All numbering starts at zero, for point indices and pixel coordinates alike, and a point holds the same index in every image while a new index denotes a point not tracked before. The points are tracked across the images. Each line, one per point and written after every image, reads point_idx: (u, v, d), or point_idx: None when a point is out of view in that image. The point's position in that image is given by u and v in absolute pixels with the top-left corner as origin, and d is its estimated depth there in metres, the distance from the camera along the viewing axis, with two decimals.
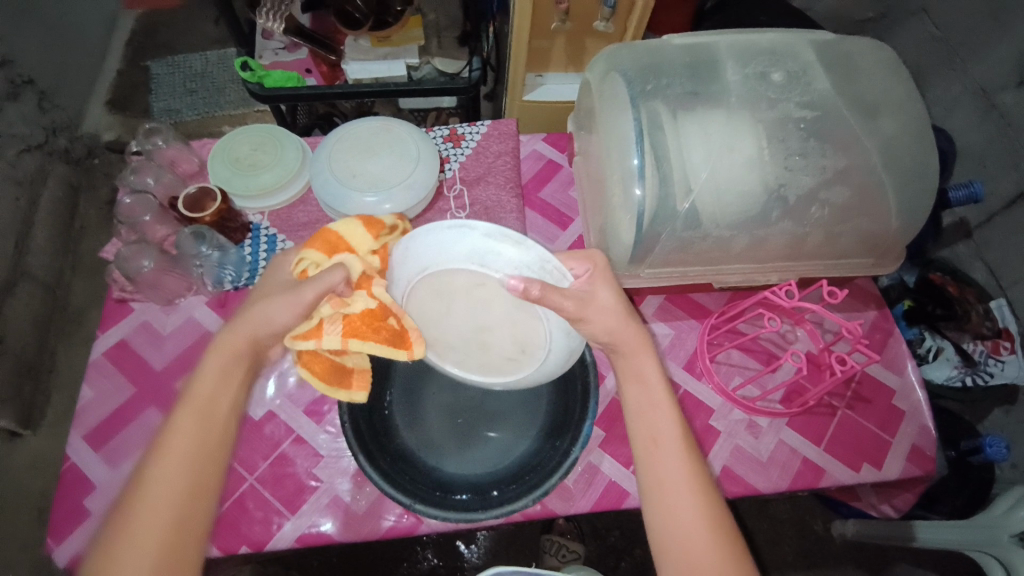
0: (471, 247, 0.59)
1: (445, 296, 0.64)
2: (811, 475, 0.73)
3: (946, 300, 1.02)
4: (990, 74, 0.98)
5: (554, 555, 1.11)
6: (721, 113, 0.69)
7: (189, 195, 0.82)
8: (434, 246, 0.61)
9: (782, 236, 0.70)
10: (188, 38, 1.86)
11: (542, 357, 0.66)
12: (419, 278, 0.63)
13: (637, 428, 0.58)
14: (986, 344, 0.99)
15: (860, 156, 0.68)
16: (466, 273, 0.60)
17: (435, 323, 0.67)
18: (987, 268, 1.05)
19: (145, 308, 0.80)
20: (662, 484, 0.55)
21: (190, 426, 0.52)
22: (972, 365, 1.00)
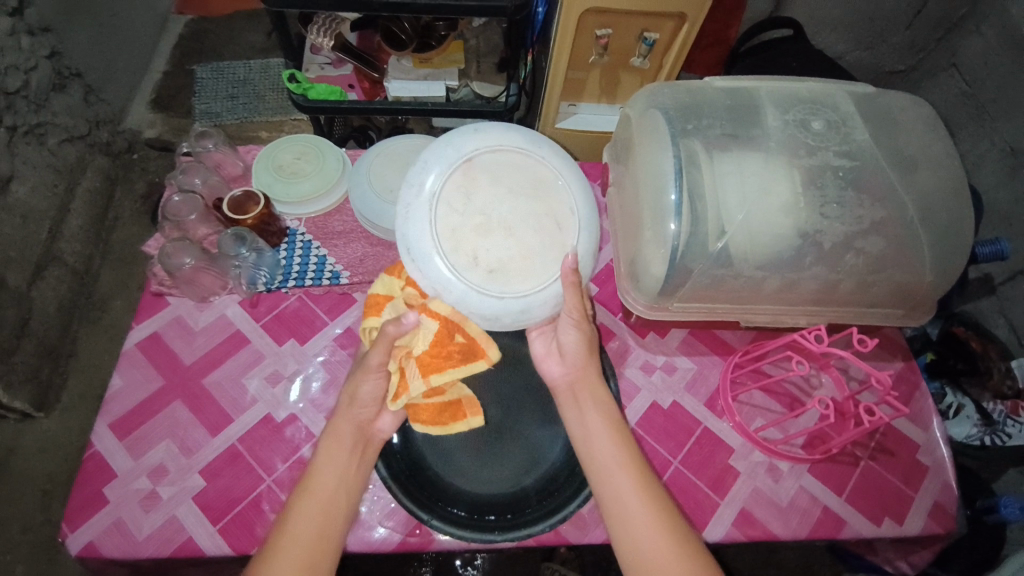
0: (587, 208, 0.66)
1: (534, 188, 0.64)
2: (830, 524, 0.72)
3: (969, 355, 1.01)
4: (1019, 134, 0.99)
5: None
6: (759, 156, 0.70)
7: (234, 198, 0.85)
8: (574, 173, 0.66)
9: (815, 281, 0.70)
10: (234, 46, 1.94)
11: (490, 293, 0.61)
12: (544, 164, 0.65)
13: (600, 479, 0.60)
14: (1006, 404, 0.97)
15: (895, 208, 0.68)
16: (558, 203, 0.64)
17: (495, 177, 0.63)
18: (1010, 326, 1.04)
19: (180, 303, 0.82)
20: (633, 537, 0.56)
21: (310, 506, 0.58)
22: (991, 425, 0.98)
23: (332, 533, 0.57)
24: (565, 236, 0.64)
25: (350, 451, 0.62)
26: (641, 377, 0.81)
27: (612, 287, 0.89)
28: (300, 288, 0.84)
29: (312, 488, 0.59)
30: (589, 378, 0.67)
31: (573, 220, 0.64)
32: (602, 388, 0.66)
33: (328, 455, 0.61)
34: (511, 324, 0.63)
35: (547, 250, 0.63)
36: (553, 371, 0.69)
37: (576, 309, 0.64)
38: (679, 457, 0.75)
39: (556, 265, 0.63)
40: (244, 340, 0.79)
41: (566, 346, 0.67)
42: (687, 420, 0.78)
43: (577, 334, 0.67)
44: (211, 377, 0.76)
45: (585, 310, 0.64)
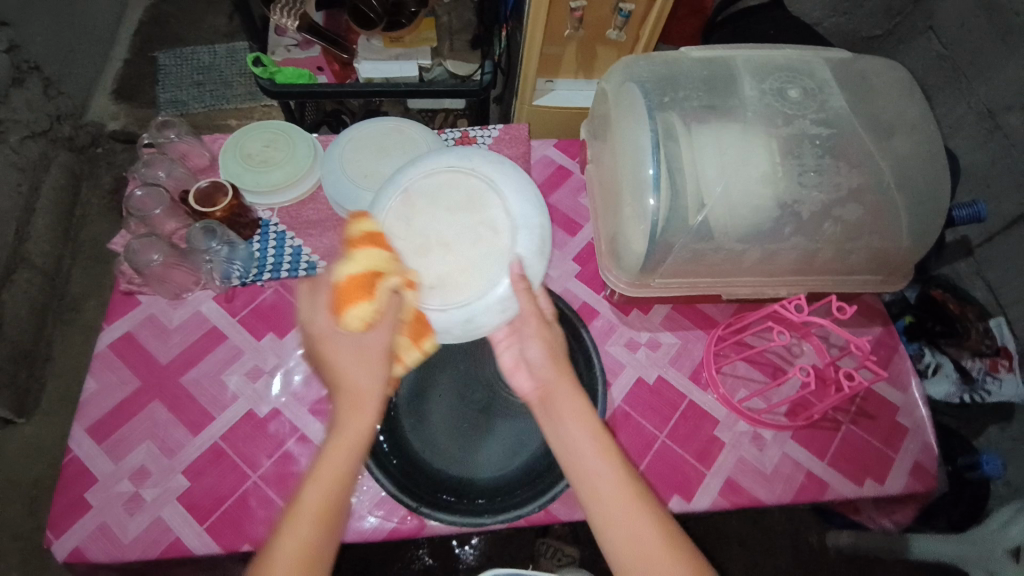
0: (526, 212, 0.70)
1: (468, 203, 0.71)
2: (814, 488, 0.73)
3: (947, 317, 1.04)
4: (997, 95, 0.99)
5: (549, 558, 1.12)
6: (736, 127, 0.69)
7: (200, 189, 0.81)
8: (509, 183, 0.71)
9: (794, 251, 0.70)
10: (197, 30, 1.86)
11: (434, 306, 0.66)
12: (477, 176, 0.72)
13: (627, 555, 0.51)
14: (985, 362, 1.00)
15: (873, 175, 0.68)
16: (494, 213, 0.70)
17: (431, 202, 0.71)
18: (988, 286, 1.05)
19: (152, 301, 0.79)
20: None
21: (323, 473, 0.50)
22: (970, 383, 1.00)
23: (342, 506, 0.50)
24: (502, 240, 0.69)
25: (353, 443, 0.51)
26: (625, 354, 0.81)
27: (594, 265, 0.88)
28: (277, 280, 0.82)
29: (306, 502, 0.49)
30: (560, 388, 0.57)
31: (509, 225, 0.69)
32: (580, 396, 0.56)
33: (349, 413, 0.52)
34: (461, 336, 0.67)
35: (485, 256, 0.68)
36: (522, 383, 0.61)
37: (529, 309, 0.62)
38: (665, 431, 0.76)
39: (496, 270, 0.68)
40: (221, 336, 0.78)
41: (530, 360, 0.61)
42: (672, 394, 0.79)
43: (541, 345, 0.61)
44: (189, 376, 0.74)
45: (540, 309, 0.62)
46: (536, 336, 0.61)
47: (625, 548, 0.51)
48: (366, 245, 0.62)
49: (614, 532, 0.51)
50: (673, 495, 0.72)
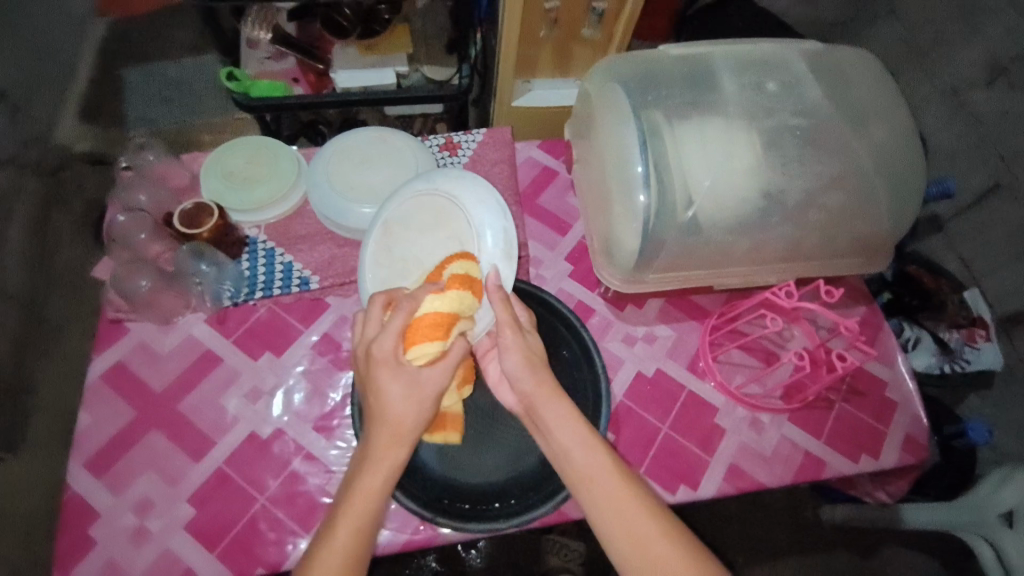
0: (492, 220, 0.74)
1: (437, 222, 0.77)
2: (813, 468, 0.76)
3: (922, 291, 1.07)
4: (963, 76, 1.02)
5: (555, 555, 1.15)
6: (719, 121, 0.70)
7: (185, 211, 0.79)
8: (472, 194, 0.76)
9: (782, 240, 0.71)
10: (162, 44, 1.81)
11: None
12: (443, 193, 0.78)
13: (628, 555, 0.54)
14: (962, 333, 1.04)
15: (851, 162, 0.70)
16: (461, 226, 0.75)
17: (405, 227, 0.77)
18: (960, 260, 1.10)
19: (141, 328, 0.77)
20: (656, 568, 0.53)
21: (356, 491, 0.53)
22: (949, 353, 1.05)
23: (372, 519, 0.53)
24: (470, 248, 0.73)
25: (386, 471, 0.54)
26: (623, 349, 0.83)
27: (587, 263, 0.89)
28: (269, 298, 0.81)
29: (340, 529, 0.52)
30: (544, 398, 0.60)
31: (477, 234, 0.73)
32: (564, 404, 0.60)
33: (383, 434, 0.55)
34: None
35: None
36: (507, 396, 0.66)
37: (505, 318, 0.63)
38: (668, 423, 0.77)
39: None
40: (216, 359, 0.76)
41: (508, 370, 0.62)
42: (672, 386, 0.80)
43: (516, 353, 0.62)
44: (186, 402, 0.73)
45: (514, 316, 0.63)
46: (513, 343, 0.62)
47: (627, 549, 0.54)
48: (457, 283, 0.63)
49: (610, 526, 0.55)
50: (679, 485, 0.74)
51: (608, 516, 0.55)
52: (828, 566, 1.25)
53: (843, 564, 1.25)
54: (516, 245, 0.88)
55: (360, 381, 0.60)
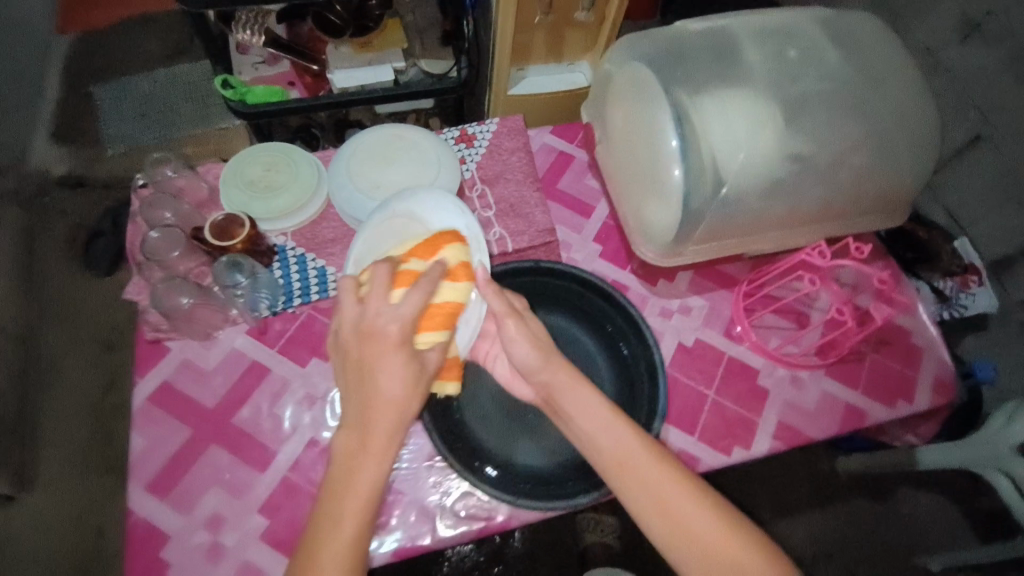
0: (454, 224, 0.69)
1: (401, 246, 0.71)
2: (855, 417, 0.80)
3: (915, 244, 1.07)
4: (934, 35, 1.01)
5: (591, 531, 1.16)
6: (749, 92, 0.72)
7: (216, 223, 0.78)
8: (431, 206, 0.72)
9: (813, 202, 0.74)
10: (129, 56, 1.73)
11: None
12: (398, 213, 0.73)
13: (654, 518, 0.58)
14: (956, 280, 1.06)
15: (873, 123, 0.73)
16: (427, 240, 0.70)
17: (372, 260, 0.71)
18: (947, 212, 1.09)
19: (182, 345, 0.76)
20: (689, 527, 0.57)
21: (363, 472, 0.54)
22: (945, 301, 1.09)
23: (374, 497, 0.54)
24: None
25: (383, 456, 0.55)
26: (662, 323, 0.85)
27: (615, 242, 0.91)
28: (309, 305, 0.81)
29: (348, 509, 0.53)
30: (563, 384, 0.64)
31: None
32: (584, 388, 0.64)
33: (383, 414, 0.54)
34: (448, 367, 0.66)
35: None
36: (523, 390, 0.71)
37: (504, 309, 0.65)
38: (714, 388, 0.80)
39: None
40: (264, 370, 0.76)
41: (521, 361, 0.66)
42: (713, 353, 0.83)
43: (527, 342, 0.65)
44: (242, 415, 0.73)
45: (513, 304, 0.65)
46: (519, 335, 0.65)
47: (653, 514, 0.58)
48: (461, 269, 0.63)
49: (635, 495, 0.59)
50: (733, 447, 0.77)
51: (633, 486, 0.59)
52: (845, 512, 1.30)
53: (862, 510, 1.31)
54: (545, 230, 0.89)
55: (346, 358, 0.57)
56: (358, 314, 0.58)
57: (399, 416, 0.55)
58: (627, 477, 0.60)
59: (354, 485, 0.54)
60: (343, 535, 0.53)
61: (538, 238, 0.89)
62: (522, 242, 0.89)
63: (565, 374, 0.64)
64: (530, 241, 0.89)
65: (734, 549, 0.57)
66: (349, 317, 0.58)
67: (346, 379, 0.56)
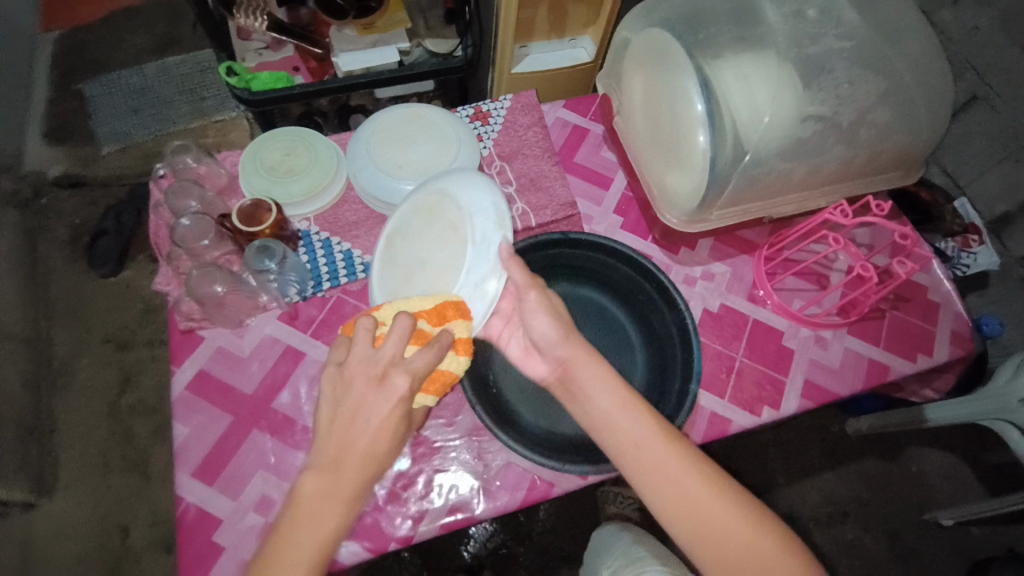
0: (479, 200, 0.67)
1: (429, 218, 0.72)
2: (879, 372, 0.82)
3: (919, 207, 1.11)
4: None
5: (614, 504, 1.18)
6: (771, 53, 0.73)
7: (243, 209, 0.78)
8: (459, 183, 0.70)
9: (836, 160, 0.76)
10: (116, 50, 1.69)
11: None
12: (435, 190, 0.72)
13: (664, 500, 0.59)
14: (957, 240, 1.09)
15: (893, 80, 0.74)
16: (451, 214, 0.69)
17: (404, 233, 0.74)
18: (944, 173, 1.13)
19: (216, 334, 0.76)
20: (701, 509, 0.58)
21: (330, 505, 0.52)
22: (947, 261, 1.10)
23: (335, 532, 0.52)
24: (463, 232, 0.66)
25: (348, 508, 0.52)
26: (686, 290, 0.86)
27: (635, 213, 0.92)
28: (338, 288, 0.81)
29: (310, 533, 0.51)
30: (578, 362, 0.65)
31: (463, 216, 0.67)
32: (601, 366, 0.64)
33: (363, 457, 0.53)
34: None
35: (453, 252, 0.67)
36: (539, 367, 0.69)
37: (524, 281, 0.65)
38: (741, 350, 0.82)
39: (462, 259, 0.65)
40: (299, 354, 0.76)
41: (541, 334, 0.67)
42: (737, 317, 0.84)
43: (545, 313, 0.66)
44: (281, 400, 0.73)
45: (532, 277, 0.65)
46: (539, 305, 0.66)
47: (661, 496, 0.59)
48: (467, 343, 0.62)
49: (645, 477, 0.60)
50: (763, 407, 0.79)
51: (643, 468, 0.60)
52: (858, 472, 1.32)
53: (874, 470, 1.32)
54: (567, 204, 0.90)
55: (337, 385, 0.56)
56: (369, 356, 0.56)
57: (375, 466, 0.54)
58: (640, 459, 0.60)
59: (317, 517, 0.51)
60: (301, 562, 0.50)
61: (560, 212, 0.89)
62: (545, 217, 0.90)
63: (580, 352, 0.65)
64: (553, 215, 0.89)
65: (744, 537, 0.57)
66: (359, 356, 0.56)
67: (337, 416, 0.54)
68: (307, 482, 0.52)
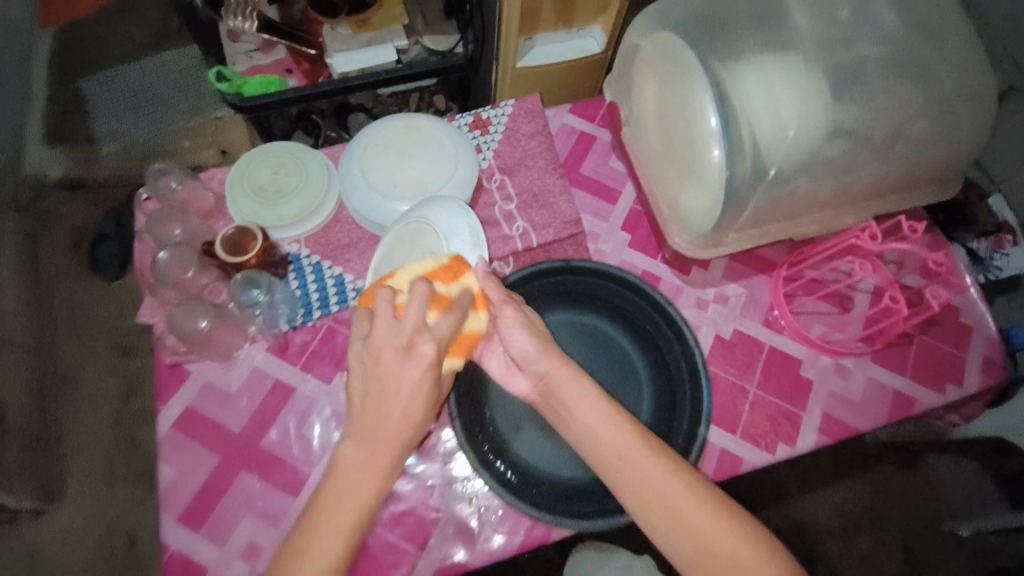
0: (454, 222, 0.68)
1: (408, 245, 0.70)
2: (903, 404, 0.77)
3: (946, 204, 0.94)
4: None
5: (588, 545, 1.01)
6: (798, 60, 0.66)
7: (227, 237, 0.74)
8: (432, 206, 0.71)
9: (868, 178, 0.69)
10: (114, 44, 1.64)
11: None
12: (409, 219, 0.72)
13: (648, 513, 0.56)
14: (989, 240, 0.91)
15: (934, 89, 0.67)
16: (429, 236, 0.69)
17: (387, 262, 0.70)
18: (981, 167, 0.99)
19: (202, 368, 0.74)
20: (691, 522, 0.55)
21: (353, 492, 0.49)
22: (979, 264, 0.92)
23: (363, 510, 0.50)
24: (440, 255, 0.67)
25: (382, 481, 0.51)
26: (697, 315, 0.81)
27: (644, 230, 0.86)
28: (328, 316, 0.77)
29: (324, 527, 0.49)
30: (560, 375, 0.61)
31: (441, 238, 0.68)
32: (585, 379, 0.61)
33: (399, 422, 0.51)
34: None
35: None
36: (520, 384, 0.65)
37: (501, 297, 0.62)
38: (755, 382, 0.77)
39: None
40: (288, 389, 0.74)
41: (517, 351, 0.63)
42: (753, 345, 0.79)
43: (523, 330, 0.63)
44: (270, 438, 0.71)
45: (511, 291, 0.63)
46: (516, 322, 0.63)
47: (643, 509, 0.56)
48: (483, 300, 0.61)
49: (629, 491, 0.56)
50: (777, 444, 0.74)
51: (628, 482, 0.56)
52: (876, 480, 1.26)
53: (890, 479, 1.26)
54: (571, 221, 0.85)
55: (362, 363, 0.52)
56: (391, 329, 0.53)
57: (405, 437, 0.51)
58: (625, 473, 0.57)
59: (341, 498, 0.49)
60: (325, 552, 0.48)
61: (564, 230, 0.84)
62: (548, 236, 0.85)
63: (562, 366, 0.62)
64: (556, 234, 0.84)
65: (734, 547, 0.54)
66: (384, 326, 0.53)
67: (366, 389, 0.52)
68: (340, 463, 0.50)
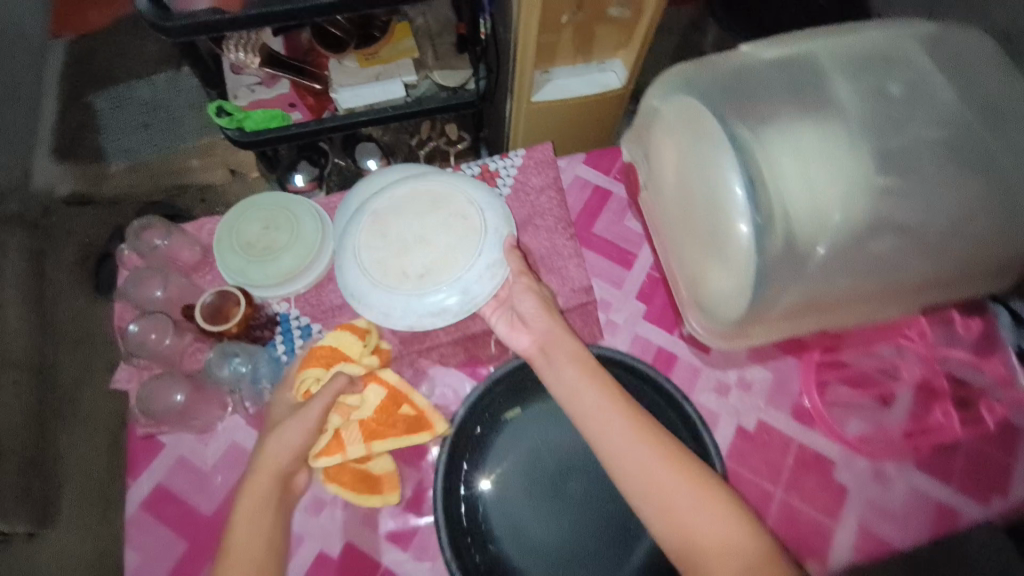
0: (489, 199, 0.70)
1: (431, 206, 0.69)
2: (947, 519, 0.68)
3: None
4: None
5: None
6: (845, 142, 0.58)
7: (207, 304, 0.71)
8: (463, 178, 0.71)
9: (917, 275, 0.62)
10: (128, 60, 1.62)
11: (428, 292, 0.65)
12: (433, 181, 0.71)
13: (633, 485, 0.56)
14: None
15: (1000, 180, 0.59)
16: (456, 202, 0.69)
17: (398, 212, 0.69)
18: None
19: (177, 440, 0.69)
20: (678, 503, 0.55)
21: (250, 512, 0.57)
22: None
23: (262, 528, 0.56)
24: (471, 222, 0.68)
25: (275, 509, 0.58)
26: (716, 401, 0.73)
27: (660, 300, 0.79)
28: None
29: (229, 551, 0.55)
30: (560, 341, 0.65)
31: (474, 209, 0.69)
32: (581, 346, 0.64)
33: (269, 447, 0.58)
34: (453, 315, 0.66)
35: (463, 238, 0.67)
36: (522, 342, 0.66)
37: (522, 271, 0.67)
38: (781, 485, 0.69)
39: (468, 245, 0.67)
40: None
41: (526, 315, 0.67)
42: (777, 440, 0.71)
43: (535, 298, 0.67)
44: None
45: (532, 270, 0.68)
46: (529, 296, 0.67)
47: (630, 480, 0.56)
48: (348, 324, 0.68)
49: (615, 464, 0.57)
50: (805, 559, 0.66)
51: (615, 455, 0.57)
52: None
53: None
54: (581, 289, 0.78)
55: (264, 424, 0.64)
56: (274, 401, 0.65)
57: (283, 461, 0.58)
58: (614, 450, 0.58)
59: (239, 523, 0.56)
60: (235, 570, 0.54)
61: (572, 299, 0.77)
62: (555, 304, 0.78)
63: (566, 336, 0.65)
64: (564, 303, 0.77)
65: (723, 530, 0.53)
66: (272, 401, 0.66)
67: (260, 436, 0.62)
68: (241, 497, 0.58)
